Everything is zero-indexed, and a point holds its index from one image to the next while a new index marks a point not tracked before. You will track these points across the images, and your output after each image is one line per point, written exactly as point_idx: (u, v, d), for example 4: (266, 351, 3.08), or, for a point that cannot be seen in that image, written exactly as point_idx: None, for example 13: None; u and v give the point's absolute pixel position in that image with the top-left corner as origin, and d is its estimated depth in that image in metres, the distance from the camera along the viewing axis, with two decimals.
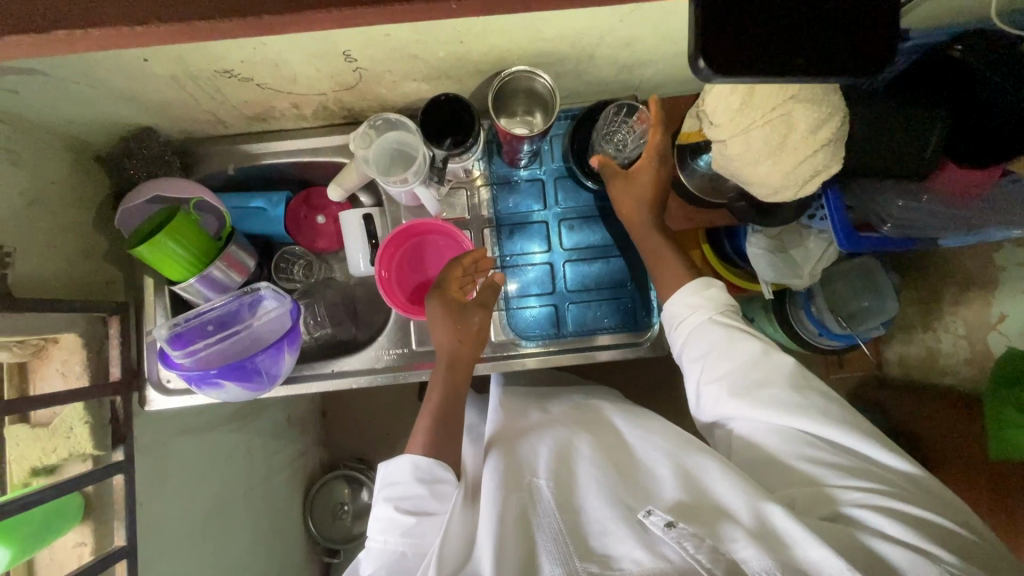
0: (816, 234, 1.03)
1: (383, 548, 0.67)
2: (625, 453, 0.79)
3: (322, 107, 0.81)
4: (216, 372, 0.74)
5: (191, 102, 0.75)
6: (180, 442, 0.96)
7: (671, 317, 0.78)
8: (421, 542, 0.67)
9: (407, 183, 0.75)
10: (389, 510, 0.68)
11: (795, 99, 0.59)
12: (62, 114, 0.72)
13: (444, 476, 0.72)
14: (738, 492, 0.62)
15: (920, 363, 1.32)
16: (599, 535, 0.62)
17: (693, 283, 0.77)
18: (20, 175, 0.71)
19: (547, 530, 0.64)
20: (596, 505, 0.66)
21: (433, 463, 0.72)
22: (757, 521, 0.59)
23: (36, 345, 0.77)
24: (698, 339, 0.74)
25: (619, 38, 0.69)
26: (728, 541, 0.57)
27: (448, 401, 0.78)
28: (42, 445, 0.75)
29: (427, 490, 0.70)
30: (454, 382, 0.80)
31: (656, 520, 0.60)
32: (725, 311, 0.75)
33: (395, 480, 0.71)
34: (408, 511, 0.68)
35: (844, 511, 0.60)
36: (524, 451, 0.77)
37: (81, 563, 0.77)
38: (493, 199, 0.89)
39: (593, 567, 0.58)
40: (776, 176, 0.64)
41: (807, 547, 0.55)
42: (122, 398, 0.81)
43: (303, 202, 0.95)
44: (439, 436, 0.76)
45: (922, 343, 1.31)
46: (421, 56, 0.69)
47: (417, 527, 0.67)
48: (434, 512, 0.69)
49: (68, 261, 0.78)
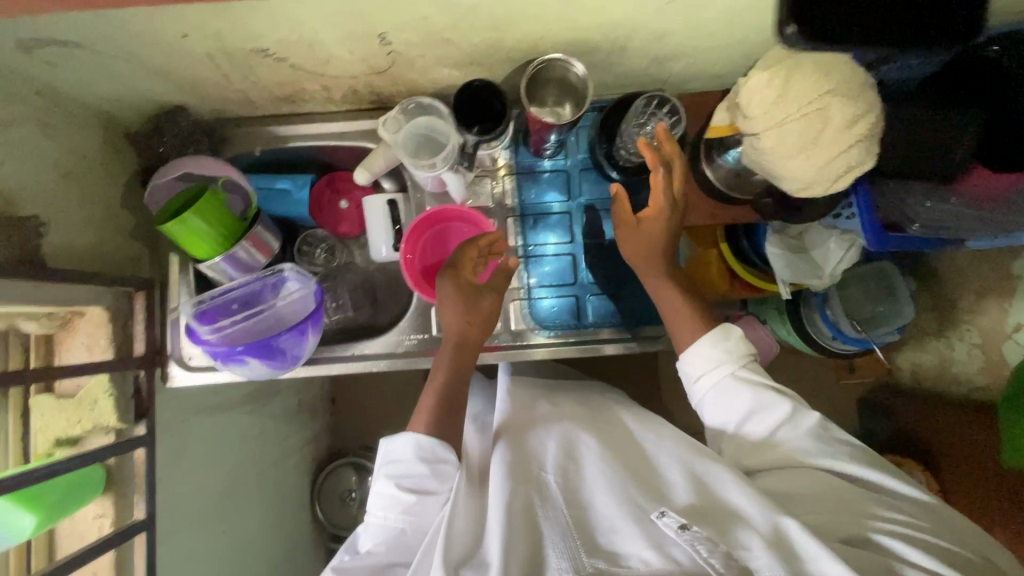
0: (839, 234, 1.01)
1: (383, 523, 0.70)
2: (636, 452, 0.79)
3: (352, 91, 0.81)
4: (242, 348, 0.76)
5: (223, 81, 0.75)
6: (197, 421, 0.97)
7: (689, 372, 0.77)
8: (422, 518, 0.70)
9: (435, 168, 0.75)
10: (391, 487, 0.70)
11: (830, 93, 0.59)
12: (97, 88, 0.73)
13: (445, 456, 0.73)
14: (754, 501, 0.62)
15: (934, 371, 1.32)
16: (608, 533, 0.62)
17: (714, 332, 0.76)
18: (53, 148, 0.72)
19: (556, 525, 0.63)
20: (604, 501, 0.65)
21: (435, 443, 0.73)
22: (772, 531, 0.58)
23: (63, 318, 0.77)
24: (719, 393, 0.74)
25: (653, 30, 0.69)
26: (742, 550, 0.56)
27: (451, 383, 0.79)
28: (68, 416, 0.76)
29: (428, 468, 0.71)
30: (459, 365, 0.80)
31: (668, 521, 0.60)
32: (746, 361, 0.75)
33: (397, 458, 0.72)
34: (408, 489, 0.70)
35: (872, 537, 0.60)
36: (534, 446, 0.78)
37: (101, 535, 0.78)
38: (518, 188, 0.89)
39: (600, 562, 0.57)
40: (808, 170, 0.64)
41: (822, 562, 0.55)
42: (145, 372, 0.82)
43: (327, 185, 0.96)
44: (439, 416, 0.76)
45: (936, 351, 1.31)
46: (456, 41, 0.69)
47: (417, 505, 0.69)
48: (433, 491, 0.71)
49: (97, 235, 0.78)
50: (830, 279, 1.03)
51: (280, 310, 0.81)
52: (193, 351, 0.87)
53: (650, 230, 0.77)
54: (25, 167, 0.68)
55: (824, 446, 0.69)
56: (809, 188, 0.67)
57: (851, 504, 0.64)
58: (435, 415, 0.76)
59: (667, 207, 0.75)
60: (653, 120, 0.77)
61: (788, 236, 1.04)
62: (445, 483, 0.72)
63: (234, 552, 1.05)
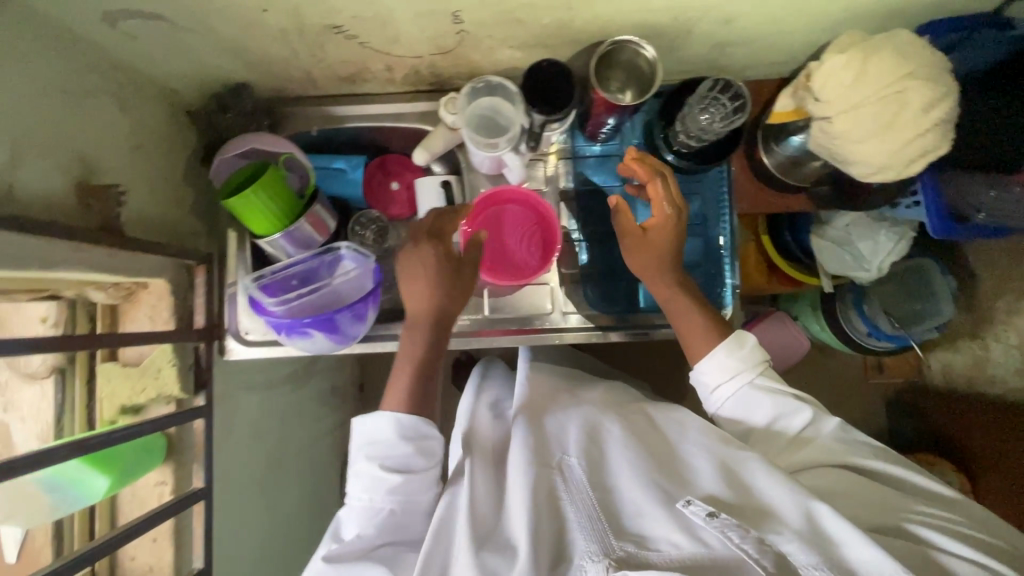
0: (889, 226, 1.00)
1: (368, 505, 0.68)
2: (651, 432, 0.78)
3: (414, 71, 0.82)
4: (308, 321, 0.79)
5: (291, 58, 0.76)
6: (246, 396, 0.98)
7: (706, 381, 0.76)
8: (409, 497, 0.69)
9: (497, 148, 0.76)
10: (375, 469, 0.68)
11: (909, 77, 0.60)
12: (169, 63, 0.74)
13: (428, 432, 0.71)
14: (783, 488, 0.61)
15: (966, 371, 1.31)
16: (635, 517, 0.61)
17: (729, 342, 0.76)
18: (126, 120, 0.73)
19: (582, 509, 0.63)
20: (630, 486, 0.65)
21: (415, 420, 0.71)
22: (805, 520, 0.59)
23: (128, 289, 0.79)
24: (740, 402, 0.74)
25: (723, 14, 0.69)
26: (773, 539, 0.57)
27: (429, 357, 0.77)
28: (133, 385, 0.78)
29: (412, 447, 0.69)
30: (440, 335, 0.78)
31: (696, 509, 0.59)
32: (762, 368, 0.75)
33: (376, 439, 0.70)
34: (393, 469, 0.68)
35: (906, 527, 0.63)
36: (554, 428, 0.77)
37: (161, 502, 0.80)
38: (572, 171, 0.90)
39: (630, 546, 0.57)
40: (881, 154, 0.63)
41: (856, 548, 0.56)
42: (204, 343, 0.83)
43: (378, 168, 0.96)
44: (416, 394, 0.74)
45: (970, 351, 1.29)
46: (526, 21, 0.69)
47: (404, 484, 0.68)
48: (416, 468, 0.69)
49: (162, 209, 0.80)
50: (878, 271, 1.03)
51: (341, 288, 0.82)
52: (249, 326, 0.88)
53: (656, 240, 0.79)
54: (102, 138, 0.69)
55: (846, 445, 0.71)
56: (878, 173, 0.67)
57: (884, 498, 0.66)
58: (410, 390, 0.74)
59: (669, 211, 0.78)
60: (716, 104, 0.75)
61: (837, 227, 1.02)
62: (431, 459, 0.71)
63: (274, 528, 1.06)
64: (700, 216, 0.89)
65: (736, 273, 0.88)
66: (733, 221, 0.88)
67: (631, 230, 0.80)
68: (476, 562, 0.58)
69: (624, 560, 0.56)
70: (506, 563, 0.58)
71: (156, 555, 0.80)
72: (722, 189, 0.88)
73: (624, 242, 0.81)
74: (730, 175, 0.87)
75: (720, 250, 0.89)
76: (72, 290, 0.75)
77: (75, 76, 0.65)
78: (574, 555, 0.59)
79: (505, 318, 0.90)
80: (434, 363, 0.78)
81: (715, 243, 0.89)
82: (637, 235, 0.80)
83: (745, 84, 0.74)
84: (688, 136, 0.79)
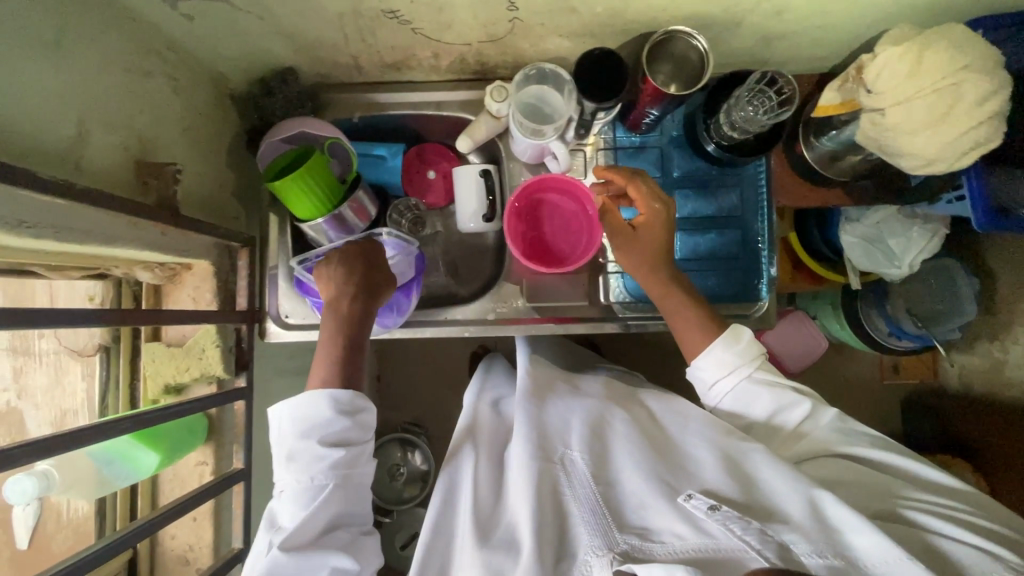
0: (922, 223, 0.99)
1: (304, 486, 0.64)
2: (648, 418, 0.77)
3: (460, 59, 0.83)
4: None
5: (340, 43, 0.77)
6: (280, 381, 0.98)
7: (703, 377, 0.77)
8: (345, 472, 0.66)
9: (543, 136, 0.78)
10: (312, 446, 0.65)
11: (966, 69, 0.60)
12: (221, 46, 0.75)
13: (365, 405, 0.70)
14: (785, 480, 0.62)
15: (982, 374, 1.26)
16: (637, 509, 0.63)
17: (722, 338, 0.76)
18: (178, 102, 0.74)
19: (585, 500, 0.64)
20: (632, 478, 0.65)
21: (346, 394, 0.69)
22: (809, 509, 0.59)
23: (172, 270, 0.79)
24: (738, 397, 0.75)
25: (774, 6, 0.69)
26: (776, 528, 0.58)
27: (353, 341, 0.74)
28: (178, 364, 0.79)
29: (351, 420, 0.68)
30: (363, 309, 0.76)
31: (698, 503, 0.60)
32: (759, 362, 0.76)
33: (313, 417, 0.66)
34: (331, 444, 0.66)
35: (900, 512, 0.64)
36: (557, 409, 0.76)
37: (201, 482, 0.80)
38: (614, 162, 0.90)
39: (634, 538, 0.59)
40: (933, 147, 0.64)
41: (857, 535, 0.56)
42: (246, 326, 0.83)
43: (416, 157, 0.97)
44: (348, 364, 0.72)
45: (986, 354, 1.24)
46: (580, 10, 0.70)
47: (344, 459, 0.66)
48: (353, 442, 0.68)
49: (209, 191, 0.80)
50: (909, 270, 1.01)
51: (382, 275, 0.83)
52: (290, 309, 0.88)
53: (645, 237, 0.79)
54: (158, 119, 0.70)
55: (842, 436, 0.72)
56: (928, 166, 0.67)
57: (880, 485, 0.67)
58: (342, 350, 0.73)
59: (657, 208, 0.77)
60: (762, 96, 0.76)
61: (868, 222, 1.01)
62: (367, 432, 0.70)
63: None
64: (739, 209, 0.89)
65: (773, 266, 0.89)
66: (771, 215, 0.88)
67: (619, 234, 0.80)
68: (484, 560, 0.61)
69: (629, 554, 0.57)
70: (511, 561, 0.60)
71: (196, 534, 0.81)
72: (760, 182, 0.89)
73: (614, 242, 0.80)
74: (769, 168, 0.88)
75: (758, 243, 0.89)
76: (121, 269, 0.75)
77: (137, 56, 0.66)
78: (578, 550, 0.60)
79: (544, 306, 0.91)
80: (360, 337, 0.75)
81: (753, 236, 0.90)
82: (627, 238, 0.80)
83: (794, 76, 0.75)
84: (734, 126, 0.79)
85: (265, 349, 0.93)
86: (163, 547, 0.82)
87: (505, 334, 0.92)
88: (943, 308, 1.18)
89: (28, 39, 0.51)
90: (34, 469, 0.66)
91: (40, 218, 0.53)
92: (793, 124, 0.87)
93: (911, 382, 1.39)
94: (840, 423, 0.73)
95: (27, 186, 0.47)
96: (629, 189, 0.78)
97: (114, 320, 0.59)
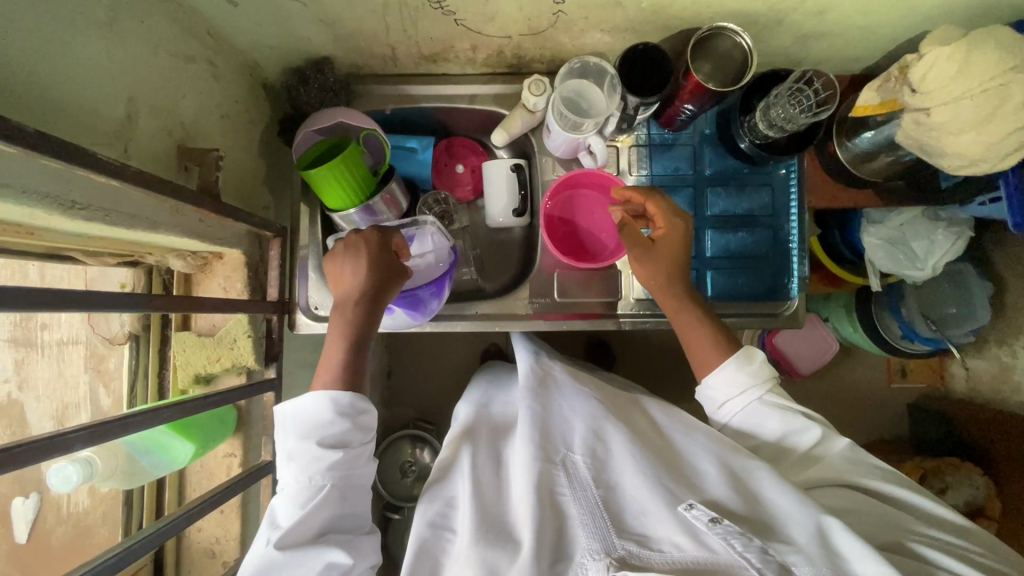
0: (946, 226, 0.99)
1: (305, 486, 0.62)
2: (651, 429, 0.74)
3: (497, 52, 0.83)
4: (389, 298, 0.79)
5: (381, 32, 0.77)
6: (304, 373, 0.97)
7: (715, 396, 0.74)
8: (347, 474, 0.64)
9: (580, 131, 0.79)
10: (310, 448, 0.62)
11: (1014, 70, 0.61)
12: (262, 35, 0.74)
13: (366, 406, 0.66)
14: (792, 498, 0.58)
15: (990, 380, 1.22)
16: (639, 515, 0.58)
17: (738, 356, 0.74)
18: (217, 88, 0.73)
19: (584, 503, 0.60)
20: (633, 482, 0.61)
21: (348, 395, 0.65)
22: (815, 533, 0.55)
23: (203, 259, 0.78)
24: (748, 417, 0.72)
25: (817, 5, 0.70)
26: (778, 548, 0.54)
27: (359, 336, 0.69)
28: (209, 353, 0.78)
29: (351, 423, 0.64)
30: (368, 318, 0.70)
31: (699, 514, 0.56)
32: (771, 384, 0.73)
33: (311, 418, 0.63)
34: (331, 446, 0.63)
35: (909, 545, 0.59)
36: (564, 413, 0.74)
37: (230, 474, 0.79)
38: (647, 159, 0.90)
39: (631, 545, 0.55)
40: (978, 147, 0.65)
41: (862, 562, 0.52)
42: (277, 317, 0.81)
43: (444, 150, 0.96)
44: (348, 370, 0.68)
45: (995, 359, 1.20)
46: (625, 4, 0.71)
47: (343, 461, 0.63)
48: (353, 445, 0.64)
49: (242, 179, 0.80)
50: (933, 271, 1.00)
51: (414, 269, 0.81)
52: (319, 300, 0.87)
53: (662, 248, 0.78)
54: (200, 105, 0.69)
55: (851, 463, 0.68)
56: (971, 166, 0.68)
57: (891, 517, 0.62)
58: (339, 363, 0.68)
59: (673, 221, 0.77)
60: (801, 95, 0.76)
61: (891, 224, 1.00)
62: (370, 434, 0.67)
63: None
64: (771, 208, 0.89)
65: (804, 266, 0.89)
66: (802, 215, 0.88)
67: (637, 242, 0.78)
68: (480, 556, 0.56)
69: (625, 560, 0.53)
70: (508, 557, 0.56)
71: (223, 526, 0.80)
72: (790, 183, 0.89)
73: (633, 252, 0.78)
74: (801, 169, 0.88)
75: (788, 242, 0.89)
76: (154, 256, 0.75)
77: (182, 41, 0.65)
78: (575, 552, 0.56)
79: (574, 301, 0.90)
80: (363, 344, 0.70)
81: (784, 236, 0.89)
82: (644, 248, 0.78)
83: (834, 76, 0.75)
84: (771, 124, 0.79)
85: (291, 341, 0.92)
86: (190, 539, 0.81)
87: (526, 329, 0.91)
88: (954, 312, 1.15)
89: (86, 20, 0.51)
90: (75, 456, 0.66)
91: (91, 200, 0.53)
92: (825, 125, 0.88)
93: (918, 387, 1.38)
94: (850, 454, 0.69)
95: (89, 169, 0.47)
96: (648, 205, 0.79)
97: (161, 307, 0.59)
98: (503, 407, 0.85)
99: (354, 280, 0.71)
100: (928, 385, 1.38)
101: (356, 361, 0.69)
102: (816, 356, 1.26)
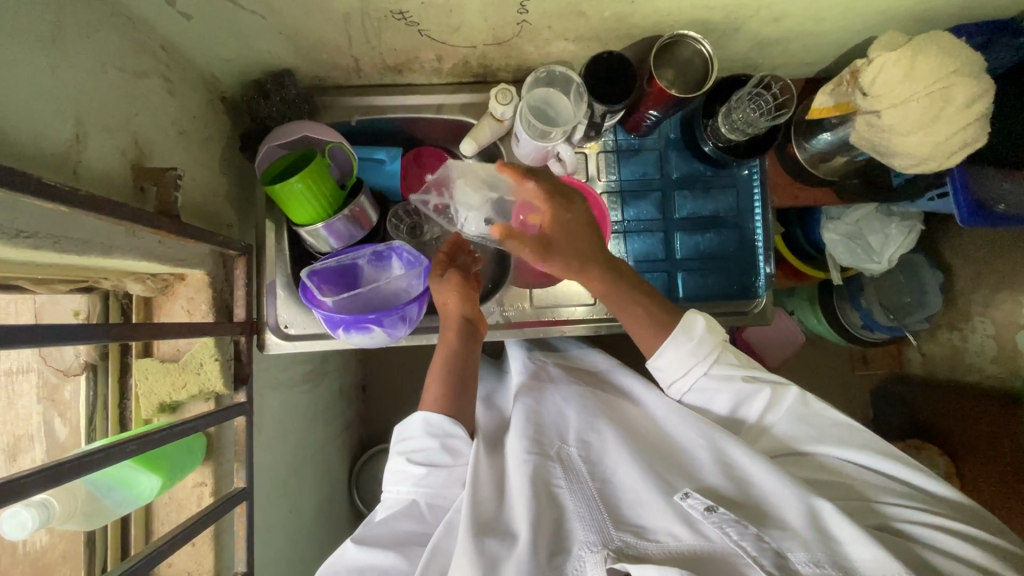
0: (899, 220, 1.02)
1: (397, 497, 0.67)
2: (642, 419, 0.74)
3: (463, 61, 0.82)
4: (373, 316, 0.76)
5: (344, 44, 0.76)
6: (276, 393, 0.93)
7: (661, 375, 0.73)
8: (434, 491, 0.66)
9: (549, 139, 0.79)
10: (401, 462, 0.67)
11: (955, 74, 0.65)
12: (220, 48, 0.72)
13: (455, 431, 0.68)
14: (781, 480, 0.57)
15: (942, 363, 1.25)
16: (636, 506, 0.58)
17: (676, 334, 0.70)
18: (173, 105, 0.70)
19: (580, 496, 0.60)
20: (626, 472, 0.61)
21: (447, 422, 0.68)
22: (807, 516, 0.54)
23: (165, 281, 0.74)
24: (697, 394, 0.71)
25: (771, 13, 0.72)
26: (774, 534, 0.53)
27: (455, 363, 0.74)
28: (173, 380, 0.75)
29: (438, 443, 0.67)
30: (463, 347, 0.77)
31: (694, 503, 0.56)
32: (716, 357, 0.70)
33: (407, 436, 0.69)
34: (418, 462, 0.66)
35: (899, 526, 0.57)
36: (555, 404, 0.75)
37: (201, 504, 0.76)
38: (615, 165, 0.92)
39: (628, 537, 0.54)
40: (926, 147, 0.68)
41: (855, 545, 0.51)
42: (245, 338, 0.79)
43: (413, 159, 0.93)
44: (451, 395, 0.72)
45: (947, 343, 1.23)
46: (588, 13, 0.72)
47: (428, 478, 0.65)
48: (444, 465, 0.66)
49: (203, 195, 0.77)
50: (889, 264, 1.03)
51: (395, 290, 0.82)
52: (289, 319, 0.87)
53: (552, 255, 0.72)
54: (152, 121, 0.66)
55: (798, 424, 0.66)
56: (922, 164, 0.72)
57: (847, 486, 0.62)
58: (444, 389, 0.72)
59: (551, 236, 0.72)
60: (760, 99, 0.79)
61: (849, 220, 1.03)
62: (464, 458, 0.68)
63: (300, 534, 1.01)
64: (737, 210, 0.91)
65: (770, 264, 0.91)
66: (766, 215, 0.91)
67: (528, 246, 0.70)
68: (476, 549, 0.55)
69: (623, 551, 0.53)
70: (506, 548, 0.55)
71: (196, 560, 0.76)
72: (753, 184, 0.91)
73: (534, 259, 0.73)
74: (763, 170, 0.90)
75: (754, 241, 0.92)
76: (110, 281, 0.70)
77: (133, 56, 0.63)
78: (572, 545, 0.55)
79: (550, 309, 0.90)
80: (467, 368, 0.75)
81: (749, 236, 0.92)
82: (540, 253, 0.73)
83: (790, 82, 0.79)
84: (734, 128, 0.80)
85: (263, 362, 0.89)
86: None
87: (509, 338, 0.91)
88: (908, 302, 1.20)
89: (25, 37, 0.48)
90: (29, 499, 0.61)
91: (37, 227, 0.50)
92: (784, 129, 0.91)
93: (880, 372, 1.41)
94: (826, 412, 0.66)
95: (29, 194, 0.44)
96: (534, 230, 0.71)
97: (121, 336, 0.55)
98: (500, 409, 0.84)
99: (459, 303, 0.78)
100: (889, 370, 1.41)
101: (459, 392, 0.73)
102: (782, 349, 1.28)
